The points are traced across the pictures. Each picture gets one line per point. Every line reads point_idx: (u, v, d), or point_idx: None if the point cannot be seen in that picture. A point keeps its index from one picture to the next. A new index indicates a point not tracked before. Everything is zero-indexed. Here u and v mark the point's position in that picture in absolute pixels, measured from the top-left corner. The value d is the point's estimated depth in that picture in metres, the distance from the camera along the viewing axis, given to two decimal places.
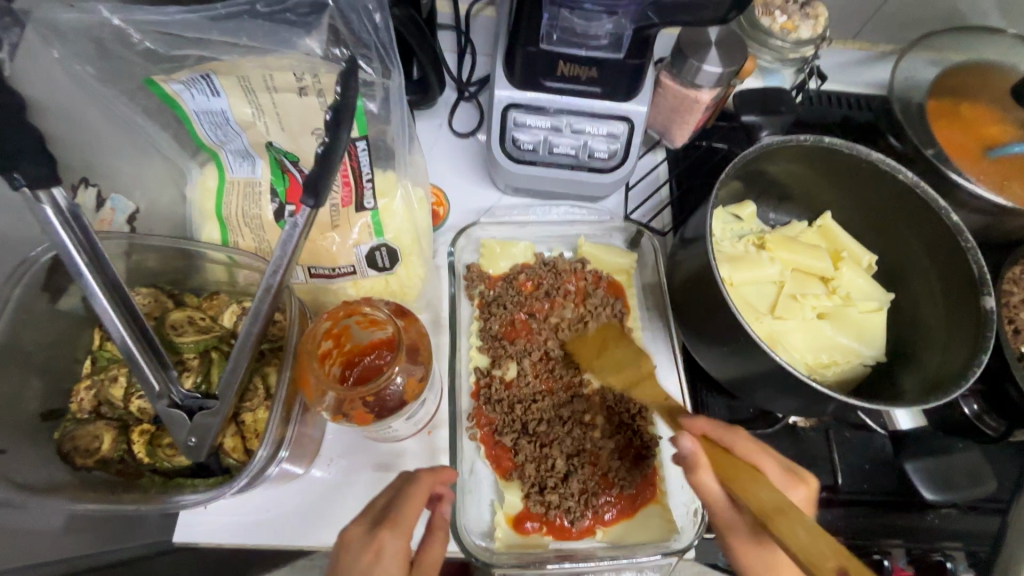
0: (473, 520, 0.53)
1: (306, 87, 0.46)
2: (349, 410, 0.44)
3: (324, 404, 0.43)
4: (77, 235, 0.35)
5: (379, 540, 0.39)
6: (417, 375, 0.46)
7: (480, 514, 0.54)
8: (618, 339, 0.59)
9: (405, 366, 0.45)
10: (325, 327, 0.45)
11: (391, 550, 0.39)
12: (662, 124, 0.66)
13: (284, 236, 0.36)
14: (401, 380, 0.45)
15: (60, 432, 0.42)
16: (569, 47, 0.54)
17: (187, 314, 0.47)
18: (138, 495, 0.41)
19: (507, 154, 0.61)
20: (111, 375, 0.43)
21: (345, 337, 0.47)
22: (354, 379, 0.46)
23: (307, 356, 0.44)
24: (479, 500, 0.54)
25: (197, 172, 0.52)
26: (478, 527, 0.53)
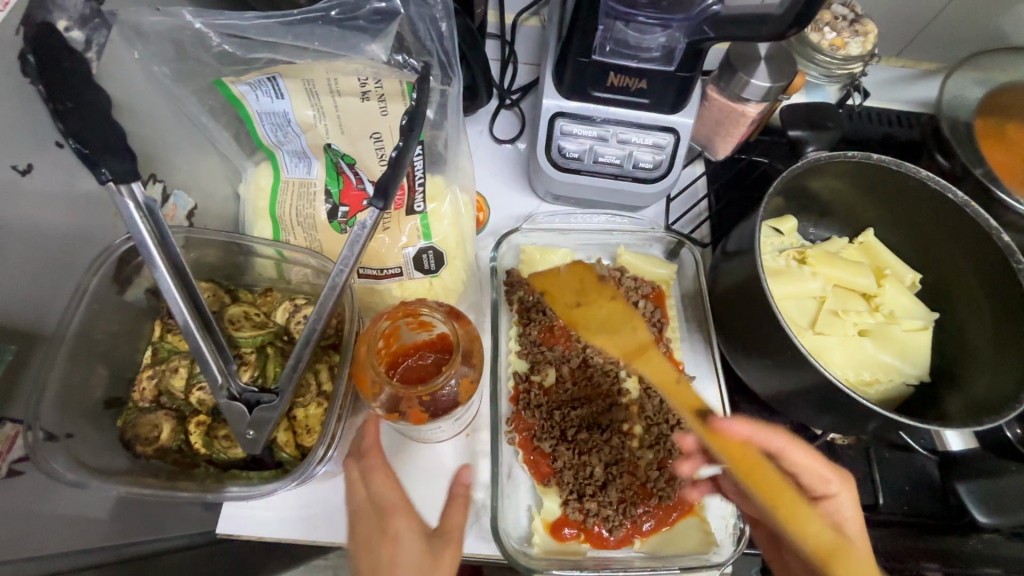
0: (511, 524, 0.53)
1: (368, 92, 0.47)
2: (406, 409, 0.45)
3: (380, 400, 0.44)
4: (155, 233, 0.36)
5: (389, 530, 0.40)
6: (470, 376, 0.46)
7: (518, 519, 0.54)
8: (595, 287, 0.63)
9: (460, 369, 0.46)
10: (382, 327, 0.47)
11: (406, 537, 0.40)
12: (705, 137, 0.66)
13: (352, 237, 0.37)
14: (454, 382, 0.46)
15: (123, 420, 0.43)
16: (622, 58, 0.55)
17: (244, 310, 0.48)
18: (194, 485, 0.42)
19: (552, 163, 0.62)
20: (172, 366, 0.44)
21: (395, 337, 0.49)
22: (398, 378, 0.48)
23: (365, 355, 0.45)
24: (517, 504, 0.54)
25: (252, 170, 0.54)
26: (517, 531, 0.53)
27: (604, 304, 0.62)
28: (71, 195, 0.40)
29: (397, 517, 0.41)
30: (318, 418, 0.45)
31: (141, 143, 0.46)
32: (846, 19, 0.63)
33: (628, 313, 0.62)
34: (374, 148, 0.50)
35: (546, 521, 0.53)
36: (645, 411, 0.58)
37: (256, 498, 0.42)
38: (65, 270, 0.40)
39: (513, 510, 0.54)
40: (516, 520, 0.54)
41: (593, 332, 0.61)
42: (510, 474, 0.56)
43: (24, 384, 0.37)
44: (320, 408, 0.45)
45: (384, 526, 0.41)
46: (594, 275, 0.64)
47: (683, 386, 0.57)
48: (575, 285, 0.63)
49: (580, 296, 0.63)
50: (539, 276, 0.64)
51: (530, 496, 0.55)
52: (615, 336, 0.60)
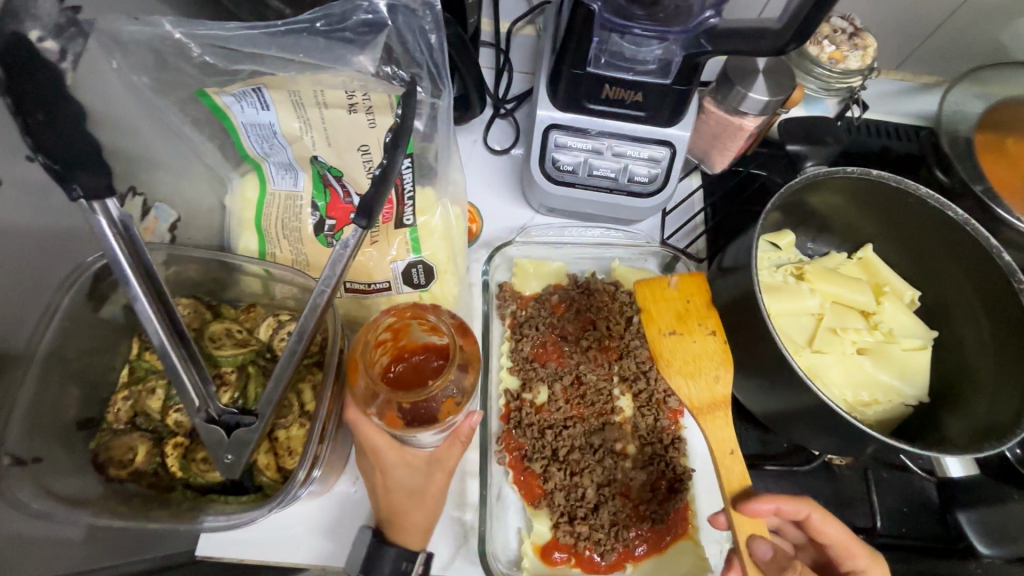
0: (498, 546, 0.52)
1: (356, 104, 0.46)
2: (383, 410, 0.43)
3: (364, 396, 0.43)
4: (130, 252, 0.35)
5: (380, 463, 0.46)
6: (456, 397, 0.44)
7: (507, 542, 0.52)
8: (702, 314, 0.54)
9: (454, 381, 0.44)
10: (389, 323, 0.45)
11: (395, 469, 0.46)
12: (702, 150, 0.65)
13: (334, 255, 0.36)
14: (445, 394, 0.43)
15: (96, 441, 0.41)
16: (617, 70, 0.54)
17: (225, 327, 0.47)
18: (169, 511, 0.40)
19: (546, 175, 0.61)
20: (149, 387, 0.43)
21: (404, 334, 0.46)
22: (394, 376, 0.45)
23: (360, 350, 0.44)
24: (507, 526, 0.53)
25: (238, 182, 0.52)
26: (502, 549, 0.52)
27: (704, 338, 0.53)
28: (41, 208, 0.38)
29: (384, 455, 0.46)
30: (301, 439, 0.44)
31: (117, 154, 0.44)
32: (846, 32, 0.62)
33: (726, 360, 0.53)
34: (362, 161, 0.49)
35: (536, 543, 0.52)
36: (638, 430, 0.57)
37: (233, 528, 0.40)
38: (36, 286, 0.39)
39: (501, 531, 0.53)
40: (505, 543, 0.52)
41: (674, 368, 0.53)
42: (500, 498, 0.54)
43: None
44: (303, 429, 0.44)
45: (378, 460, 0.46)
46: (705, 300, 0.54)
47: (733, 459, 0.50)
48: (677, 307, 0.54)
49: (679, 323, 0.54)
50: (647, 288, 0.55)
51: (523, 520, 0.53)
52: (693, 379, 0.53)
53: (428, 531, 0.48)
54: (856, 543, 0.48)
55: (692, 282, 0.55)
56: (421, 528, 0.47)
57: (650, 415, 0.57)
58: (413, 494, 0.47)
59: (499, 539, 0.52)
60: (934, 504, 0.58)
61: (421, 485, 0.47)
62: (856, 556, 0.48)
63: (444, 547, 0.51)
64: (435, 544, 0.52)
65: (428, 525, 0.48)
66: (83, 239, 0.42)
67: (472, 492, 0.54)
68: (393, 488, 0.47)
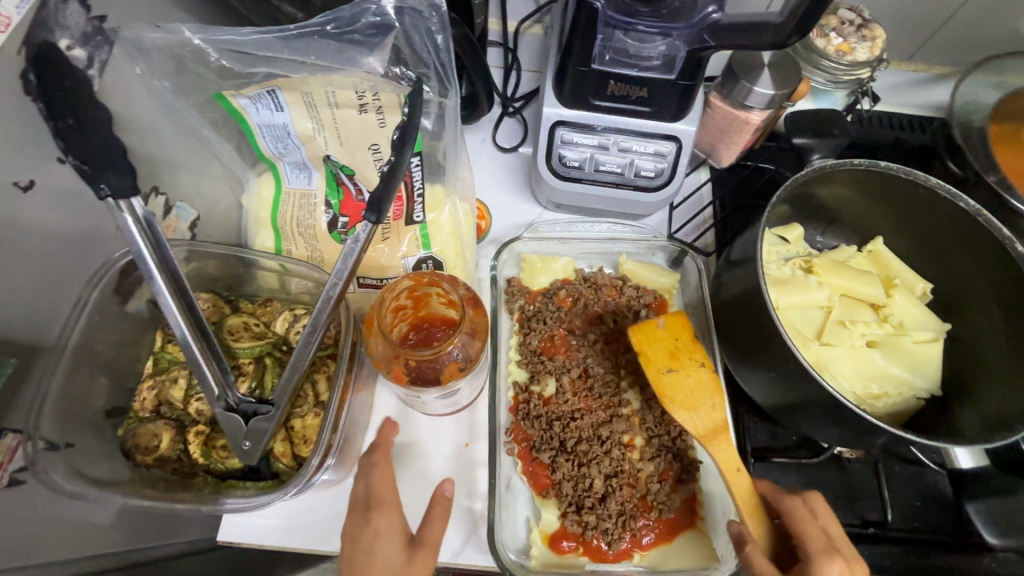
0: (507, 534, 0.53)
1: (366, 104, 0.48)
2: (390, 364, 0.45)
3: (376, 349, 0.45)
4: (155, 253, 0.37)
5: (374, 521, 0.42)
6: (460, 362, 0.46)
7: (517, 530, 0.53)
8: (691, 349, 0.54)
9: (460, 346, 0.45)
10: (408, 292, 0.47)
11: (387, 532, 0.41)
12: (709, 145, 0.65)
13: (346, 250, 0.38)
14: (450, 359, 0.45)
15: (123, 429, 0.44)
16: (622, 67, 0.54)
17: (243, 320, 0.49)
18: (192, 495, 0.42)
19: (552, 172, 0.62)
20: (172, 377, 0.44)
21: (424, 303, 0.49)
22: (411, 340, 0.49)
23: (380, 310, 0.46)
24: (516, 518, 0.54)
25: (253, 181, 0.54)
26: (510, 537, 0.53)
27: (696, 371, 0.53)
28: (74, 206, 0.40)
29: (384, 510, 0.42)
30: (315, 428, 0.46)
31: (140, 157, 0.46)
32: (854, 24, 0.62)
33: (718, 387, 0.53)
34: (373, 159, 0.50)
35: (546, 533, 0.53)
36: (646, 422, 0.57)
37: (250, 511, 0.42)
38: (66, 283, 0.41)
39: (508, 520, 0.54)
40: (514, 530, 0.53)
41: (676, 404, 0.52)
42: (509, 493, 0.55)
43: (26, 396, 0.37)
44: (317, 418, 0.46)
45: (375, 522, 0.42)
46: (692, 335, 0.55)
47: (740, 475, 0.50)
48: (668, 346, 0.54)
49: (672, 360, 0.53)
50: (636, 330, 0.54)
51: (534, 511, 0.54)
52: (695, 413, 0.52)
53: None
54: (817, 536, 0.45)
55: (677, 321, 0.55)
56: None
57: (657, 408, 0.58)
58: None
59: (510, 528, 0.53)
60: (947, 499, 0.57)
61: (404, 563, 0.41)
62: (810, 544, 0.45)
63: (455, 535, 0.53)
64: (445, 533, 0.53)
65: None
66: (109, 239, 0.44)
67: (482, 481, 0.55)
68: (374, 569, 0.40)
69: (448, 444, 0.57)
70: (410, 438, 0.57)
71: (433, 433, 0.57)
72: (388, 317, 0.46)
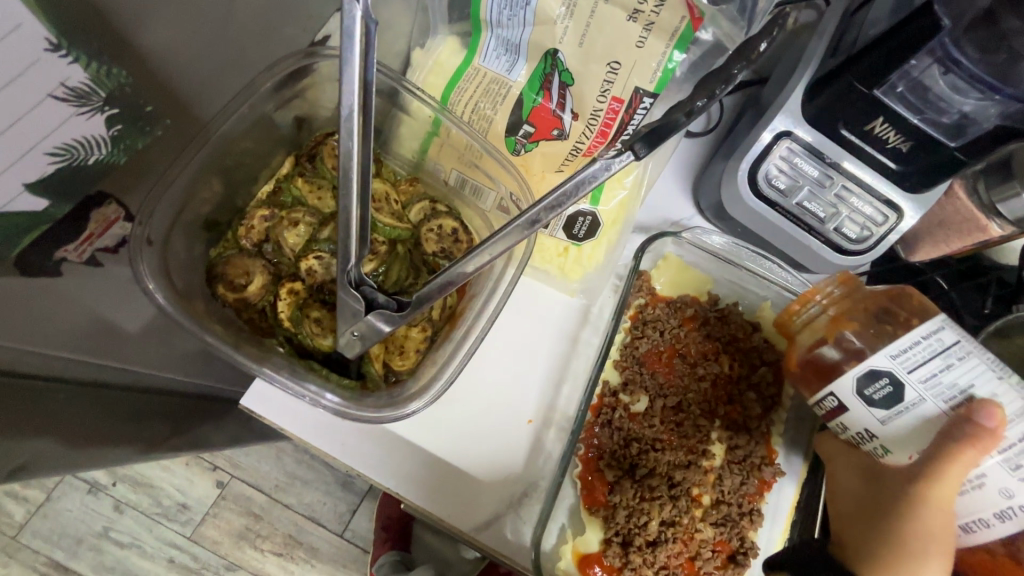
0: (900, 413, 0.38)
1: (640, 13, 0.39)
2: (831, 345, 0.44)
3: (818, 351, 0.45)
4: (360, 87, 0.29)
5: (842, 460, 0.44)
6: (839, 326, 0.45)
7: (928, 400, 0.37)
8: None
9: (841, 338, 0.44)
10: (839, 291, 0.46)
11: (846, 467, 0.43)
12: (913, 232, 0.55)
13: (584, 175, 0.30)
14: (832, 352, 0.44)
15: (219, 252, 0.42)
16: (906, 108, 0.45)
17: (386, 189, 0.43)
18: (254, 352, 0.41)
19: (750, 181, 0.51)
20: (291, 219, 0.41)
21: (840, 317, 0.45)
22: (817, 343, 0.46)
23: (810, 324, 0.47)
24: (988, 483, 0.36)
25: (442, 38, 0.45)
26: (884, 391, 0.38)
27: None
28: None
29: (835, 460, 0.44)
30: (415, 344, 0.41)
31: None
32: None
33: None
34: (602, 78, 0.42)
35: (992, 406, 0.36)
36: (721, 484, 0.52)
37: (339, 406, 0.41)
38: (230, 76, 0.38)
39: (922, 432, 0.38)
40: (919, 398, 0.37)
41: None
42: (980, 483, 0.36)
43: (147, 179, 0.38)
44: (421, 334, 0.41)
45: (896, 525, 0.39)
46: None
47: None
48: None
49: None
50: None
51: (1015, 387, 0.36)
52: None
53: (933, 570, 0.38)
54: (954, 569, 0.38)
55: None
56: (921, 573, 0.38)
57: (738, 475, 0.52)
58: (865, 498, 0.41)
59: (904, 433, 0.38)
60: None
61: (881, 496, 0.39)
62: None
63: (491, 505, 0.49)
64: (479, 503, 0.48)
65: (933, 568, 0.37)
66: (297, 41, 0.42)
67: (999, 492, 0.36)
68: (853, 493, 0.42)
69: (511, 415, 0.51)
70: (464, 387, 0.51)
71: (502, 394, 0.51)
72: (813, 325, 0.47)
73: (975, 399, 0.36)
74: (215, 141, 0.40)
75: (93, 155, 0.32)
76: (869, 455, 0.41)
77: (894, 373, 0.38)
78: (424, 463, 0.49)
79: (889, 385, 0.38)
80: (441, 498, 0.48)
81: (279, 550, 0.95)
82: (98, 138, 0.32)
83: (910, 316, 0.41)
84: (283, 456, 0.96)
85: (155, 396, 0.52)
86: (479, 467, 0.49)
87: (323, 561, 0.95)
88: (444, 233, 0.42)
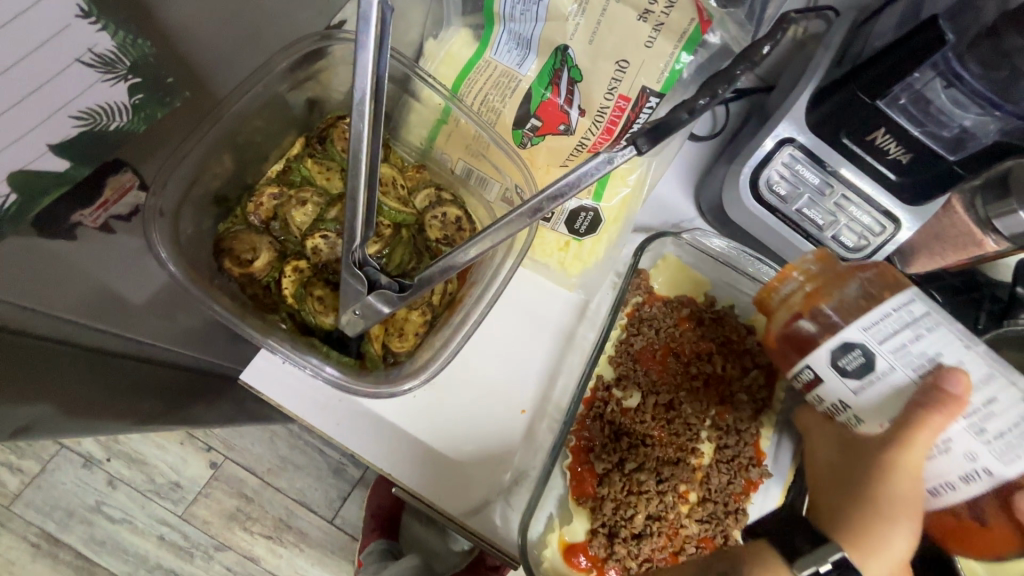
0: (873, 383, 0.37)
1: (650, 13, 0.40)
2: (807, 321, 0.43)
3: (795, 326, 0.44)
4: (372, 71, 0.30)
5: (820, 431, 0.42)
6: (814, 300, 0.43)
7: (898, 369, 0.37)
8: None
9: (819, 313, 0.42)
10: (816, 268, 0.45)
11: (823, 436, 0.42)
12: (912, 248, 0.54)
13: (586, 168, 0.30)
14: (807, 325, 0.43)
15: (228, 228, 0.43)
16: (906, 119, 0.44)
17: (393, 175, 0.44)
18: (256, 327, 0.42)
19: (751, 186, 0.52)
20: (300, 198, 0.42)
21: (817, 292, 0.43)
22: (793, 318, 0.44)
23: (786, 299, 0.46)
24: (954, 448, 0.35)
25: (455, 29, 0.46)
26: (856, 362, 0.38)
27: None
28: None
29: (812, 433, 0.43)
30: (415, 327, 0.42)
31: None
32: None
33: None
34: (610, 76, 0.43)
35: (957, 371, 0.36)
36: (708, 483, 0.53)
37: (338, 382, 0.42)
38: (246, 56, 0.39)
39: (894, 400, 0.37)
40: (890, 367, 0.37)
41: None
42: (946, 448, 0.36)
43: (161, 153, 0.39)
44: (421, 318, 0.42)
45: (863, 481, 0.37)
46: None
47: None
48: None
49: None
50: None
51: (980, 356, 0.36)
52: None
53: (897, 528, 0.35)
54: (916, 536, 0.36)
55: None
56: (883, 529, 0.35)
57: (726, 474, 0.53)
58: (838, 462, 0.39)
59: (878, 401, 0.37)
60: None
61: (855, 463, 0.38)
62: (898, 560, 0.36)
63: (481, 492, 0.49)
64: (469, 489, 0.49)
65: (898, 526, 0.35)
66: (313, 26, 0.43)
67: (964, 455, 0.35)
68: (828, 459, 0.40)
69: (504, 404, 0.51)
70: (459, 375, 0.51)
71: (496, 383, 0.52)
72: (790, 301, 0.45)
73: (943, 365, 0.36)
74: (228, 119, 0.41)
75: (114, 122, 0.33)
76: (845, 427, 0.40)
77: (866, 345, 0.37)
78: (417, 447, 0.49)
79: (863, 356, 0.37)
80: (431, 482, 0.49)
81: (269, 532, 0.96)
82: (121, 106, 0.32)
83: (882, 287, 0.41)
84: (276, 440, 0.97)
85: (155, 369, 0.52)
86: (471, 453, 0.50)
87: (311, 546, 0.96)
88: (448, 220, 0.43)
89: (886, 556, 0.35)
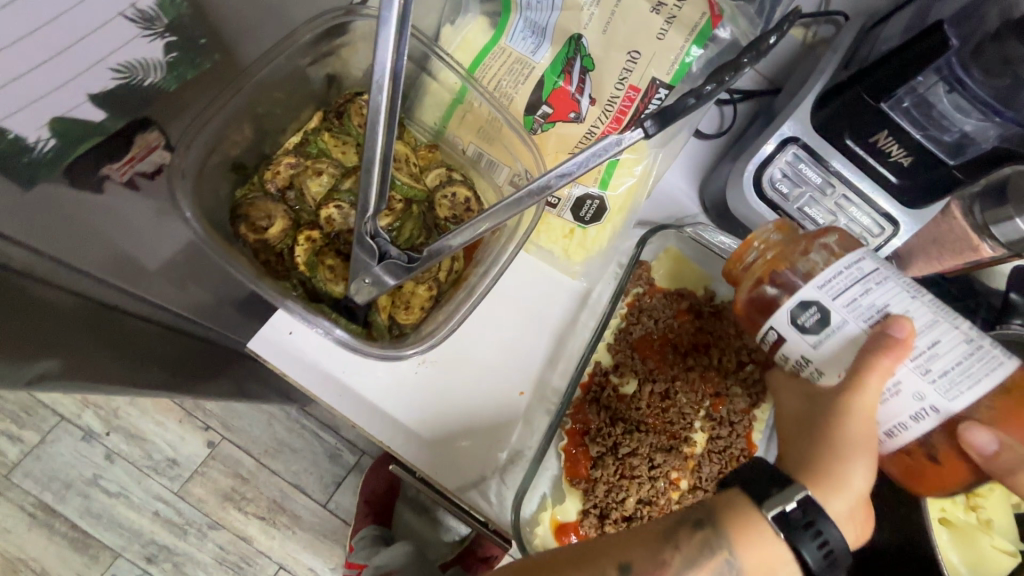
0: (829, 337, 0.38)
1: (663, 7, 0.43)
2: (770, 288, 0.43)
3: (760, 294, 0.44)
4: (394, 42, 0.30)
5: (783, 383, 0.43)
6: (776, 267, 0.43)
7: (851, 321, 0.38)
8: None
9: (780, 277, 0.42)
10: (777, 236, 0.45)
11: (786, 387, 0.42)
12: (909, 248, 0.54)
13: (597, 148, 0.31)
14: (772, 291, 0.43)
15: (246, 194, 0.44)
16: (912, 123, 0.46)
17: (407, 152, 0.45)
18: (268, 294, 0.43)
19: (756, 180, 0.53)
20: (315, 168, 0.43)
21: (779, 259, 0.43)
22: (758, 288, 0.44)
23: (749, 267, 0.46)
24: (903, 389, 0.36)
25: (472, 15, 0.47)
26: (813, 319, 0.39)
27: None
28: None
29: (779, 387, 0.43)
30: (421, 301, 0.44)
31: None
32: None
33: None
34: (622, 66, 0.44)
35: (903, 318, 0.37)
36: (699, 471, 0.54)
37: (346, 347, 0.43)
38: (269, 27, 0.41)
39: (849, 349, 0.38)
40: (843, 321, 0.38)
41: None
42: (896, 390, 0.37)
43: (183, 119, 0.40)
44: (427, 292, 0.44)
45: (822, 430, 0.38)
46: None
47: None
48: None
49: None
50: None
51: (926, 304, 0.37)
52: None
53: (855, 468, 0.37)
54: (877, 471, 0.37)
55: None
56: (844, 471, 0.37)
57: (717, 464, 0.54)
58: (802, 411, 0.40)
59: (835, 354, 0.38)
60: None
61: (818, 413, 0.38)
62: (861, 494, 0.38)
63: (478, 469, 0.51)
64: (466, 465, 0.50)
65: (856, 465, 0.37)
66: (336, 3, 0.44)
67: (911, 392, 0.36)
68: (793, 410, 0.41)
69: (502, 383, 0.53)
70: (459, 355, 0.52)
71: (496, 363, 0.53)
72: (752, 269, 0.45)
73: (892, 315, 0.37)
74: (250, 89, 0.42)
75: (149, 77, 0.34)
76: (807, 380, 0.40)
77: (822, 302, 0.38)
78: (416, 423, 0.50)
79: (818, 312, 0.38)
80: (429, 457, 0.50)
81: (263, 514, 0.97)
82: (156, 63, 0.34)
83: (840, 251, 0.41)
84: (274, 422, 0.98)
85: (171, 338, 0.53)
86: (468, 429, 0.51)
87: (304, 529, 0.97)
88: (458, 200, 0.44)
89: (845, 492, 0.36)
